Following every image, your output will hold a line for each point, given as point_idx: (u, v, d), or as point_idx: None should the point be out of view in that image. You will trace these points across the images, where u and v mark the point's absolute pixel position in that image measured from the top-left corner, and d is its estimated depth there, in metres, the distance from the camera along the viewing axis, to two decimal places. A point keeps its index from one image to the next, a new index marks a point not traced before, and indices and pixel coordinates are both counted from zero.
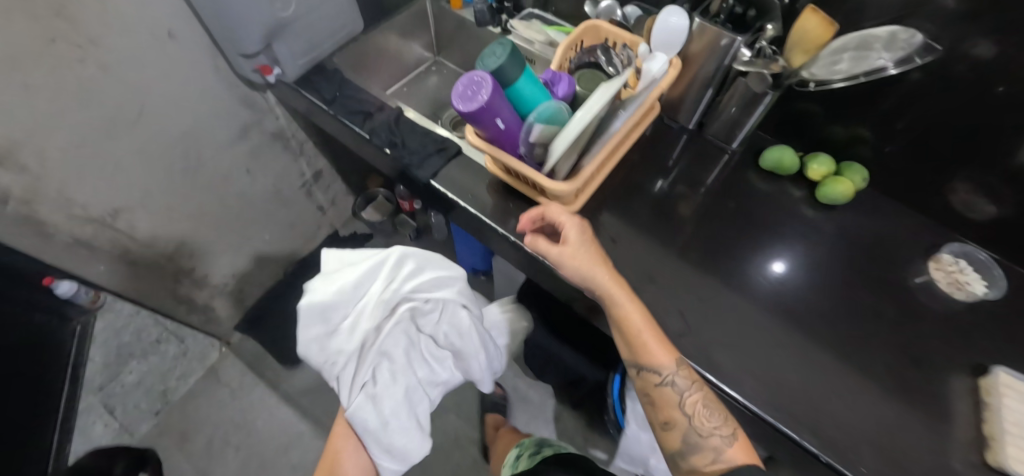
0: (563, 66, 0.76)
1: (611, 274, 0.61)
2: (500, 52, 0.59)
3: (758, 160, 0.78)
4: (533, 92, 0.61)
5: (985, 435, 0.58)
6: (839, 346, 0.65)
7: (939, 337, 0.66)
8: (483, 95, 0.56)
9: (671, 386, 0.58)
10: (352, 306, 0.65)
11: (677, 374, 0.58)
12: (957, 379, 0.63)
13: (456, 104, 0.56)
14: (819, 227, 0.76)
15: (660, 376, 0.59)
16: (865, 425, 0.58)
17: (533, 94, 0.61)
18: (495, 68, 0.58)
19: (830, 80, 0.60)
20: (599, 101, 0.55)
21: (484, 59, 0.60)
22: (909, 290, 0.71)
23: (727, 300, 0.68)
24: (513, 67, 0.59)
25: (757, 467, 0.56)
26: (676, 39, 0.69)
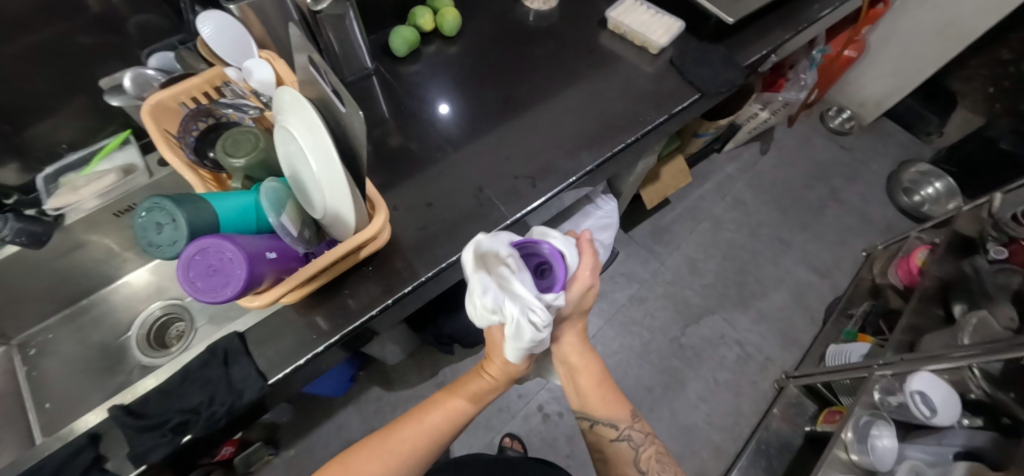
0: (192, 166, 0.57)
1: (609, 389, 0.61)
2: (159, 207, 0.41)
3: (397, 53, 0.81)
4: (234, 200, 0.47)
5: (642, 46, 0.88)
6: (568, 86, 0.84)
7: (577, 32, 0.91)
8: (231, 251, 0.40)
9: (626, 440, 0.61)
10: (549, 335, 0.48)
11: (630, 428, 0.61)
12: (606, 41, 0.90)
13: (221, 292, 0.39)
14: (471, 48, 0.87)
15: (614, 431, 0.61)
16: (626, 103, 0.82)
17: (238, 202, 0.47)
18: (191, 229, 0.41)
19: None
20: (305, 114, 0.45)
21: (145, 234, 0.41)
22: (540, 26, 0.91)
23: (516, 140, 0.77)
24: (193, 204, 0.42)
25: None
26: (243, 40, 0.59)
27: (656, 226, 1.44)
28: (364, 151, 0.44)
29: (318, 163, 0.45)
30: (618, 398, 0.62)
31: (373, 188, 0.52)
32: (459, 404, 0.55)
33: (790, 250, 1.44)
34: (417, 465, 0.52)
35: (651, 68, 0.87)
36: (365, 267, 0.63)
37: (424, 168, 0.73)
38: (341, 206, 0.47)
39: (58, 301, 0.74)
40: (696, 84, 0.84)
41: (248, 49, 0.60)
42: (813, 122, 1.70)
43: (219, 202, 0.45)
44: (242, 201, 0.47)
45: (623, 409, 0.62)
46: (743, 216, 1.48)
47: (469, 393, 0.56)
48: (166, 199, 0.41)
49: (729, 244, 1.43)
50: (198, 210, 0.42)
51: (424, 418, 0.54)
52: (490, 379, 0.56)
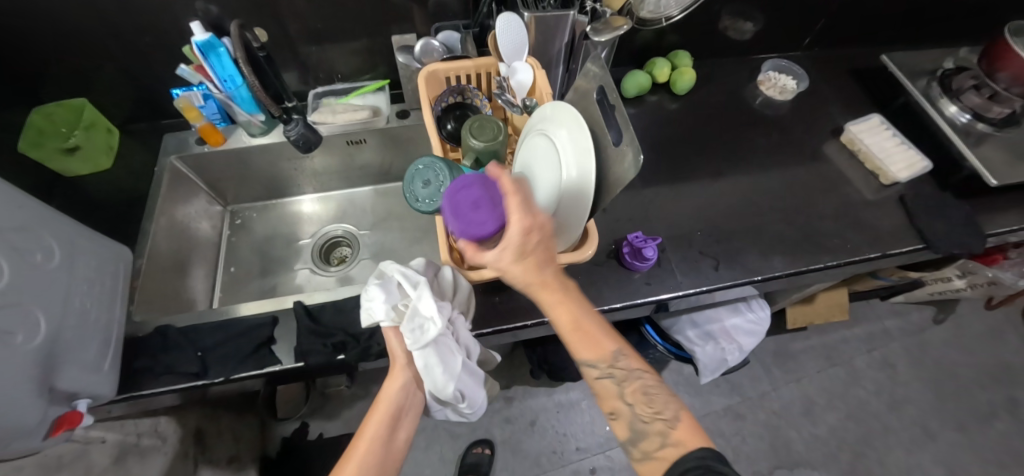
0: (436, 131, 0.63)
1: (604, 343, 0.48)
2: (436, 168, 0.46)
3: (625, 93, 0.84)
4: None
5: (873, 171, 0.82)
6: (779, 183, 0.80)
7: (804, 134, 0.86)
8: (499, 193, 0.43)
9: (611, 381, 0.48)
10: (435, 348, 0.51)
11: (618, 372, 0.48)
12: (833, 153, 0.84)
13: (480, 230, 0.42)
14: (691, 111, 0.87)
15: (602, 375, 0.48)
16: (836, 223, 0.76)
17: None
18: (449, 198, 0.46)
19: (672, 13, 0.73)
20: (575, 137, 0.48)
21: (413, 185, 0.47)
22: (768, 114, 0.88)
23: (709, 214, 0.75)
24: (459, 176, 0.47)
25: (711, 449, 0.44)
26: (522, 44, 0.64)
27: (780, 347, 1.32)
28: (616, 189, 0.46)
29: (568, 180, 0.48)
30: (603, 331, 0.48)
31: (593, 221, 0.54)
32: (380, 418, 0.52)
33: (931, 444, 1.23)
34: None
35: (874, 196, 0.80)
36: None
37: (613, 209, 0.74)
38: (569, 219, 0.49)
39: (274, 190, 0.88)
40: (924, 234, 0.75)
41: (522, 53, 0.65)
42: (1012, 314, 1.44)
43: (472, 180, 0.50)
44: None
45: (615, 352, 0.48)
46: (887, 381, 1.29)
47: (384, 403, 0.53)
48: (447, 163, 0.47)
49: (857, 403, 1.26)
50: (461, 183, 0.46)
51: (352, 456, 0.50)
52: (393, 383, 0.54)
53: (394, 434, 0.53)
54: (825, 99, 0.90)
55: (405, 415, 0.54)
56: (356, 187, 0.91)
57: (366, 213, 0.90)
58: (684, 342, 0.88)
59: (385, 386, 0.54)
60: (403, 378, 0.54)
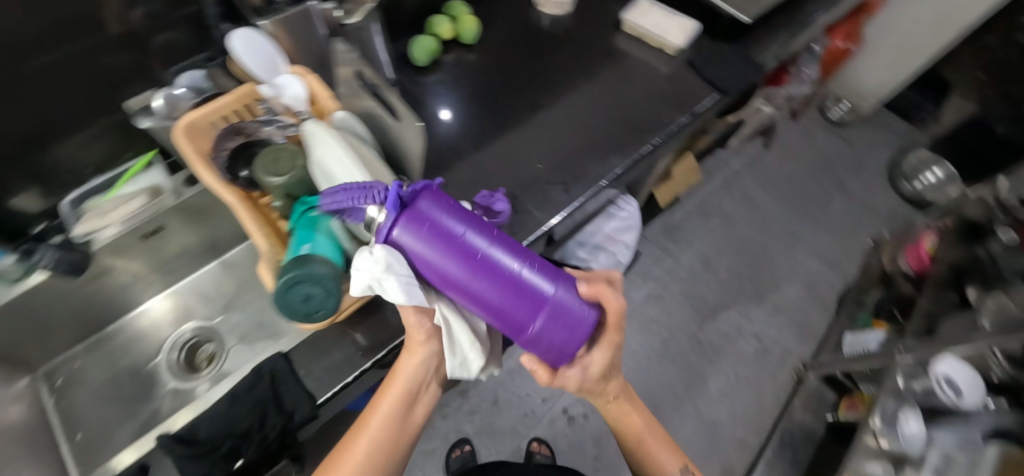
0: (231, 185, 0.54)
1: (671, 450, 0.57)
2: (295, 270, 0.44)
3: (418, 63, 0.81)
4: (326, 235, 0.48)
5: (659, 47, 0.89)
6: (590, 90, 0.84)
7: (594, 37, 0.91)
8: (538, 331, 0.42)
9: None
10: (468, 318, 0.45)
11: None
12: (623, 45, 0.90)
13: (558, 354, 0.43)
14: (490, 55, 0.87)
15: None
16: (648, 105, 0.83)
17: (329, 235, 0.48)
18: (327, 278, 0.45)
19: None
20: (356, 143, 0.48)
21: (285, 294, 0.44)
22: (558, 31, 0.91)
23: (543, 145, 0.77)
24: (316, 258, 0.45)
25: None
26: (274, 57, 0.58)
27: (666, 224, 1.46)
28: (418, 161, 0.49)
29: (375, 184, 0.47)
30: (666, 454, 0.57)
31: None
32: (394, 399, 0.49)
33: (798, 243, 1.48)
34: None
35: (668, 69, 0.87)
36: None
37: (456, 178, 0.72)
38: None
39: (88, 326, 0.73)
40: (717, 84, 0.84)
41: (279, 66, 0.58)
42: (812, 114, 1.73)
43: (323, 242, 0.46)
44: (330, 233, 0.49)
45: (675, 462, 0.57)
46: (751, 212, 1.50)
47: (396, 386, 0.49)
48: (293, 264, 0.44)
49: (739, 239, 1.46)
50: (325, 259, 0.45)
51: (366, 434, 0.49)
52: (407, 362, 0.49)
53: (411, 411, 0.52)
54: None
55: (420, 393, 0.51)
56: (188, 277, 0.80)
57: (215, 298, 0.80)
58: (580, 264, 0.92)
59: (403, 359, 0.49)
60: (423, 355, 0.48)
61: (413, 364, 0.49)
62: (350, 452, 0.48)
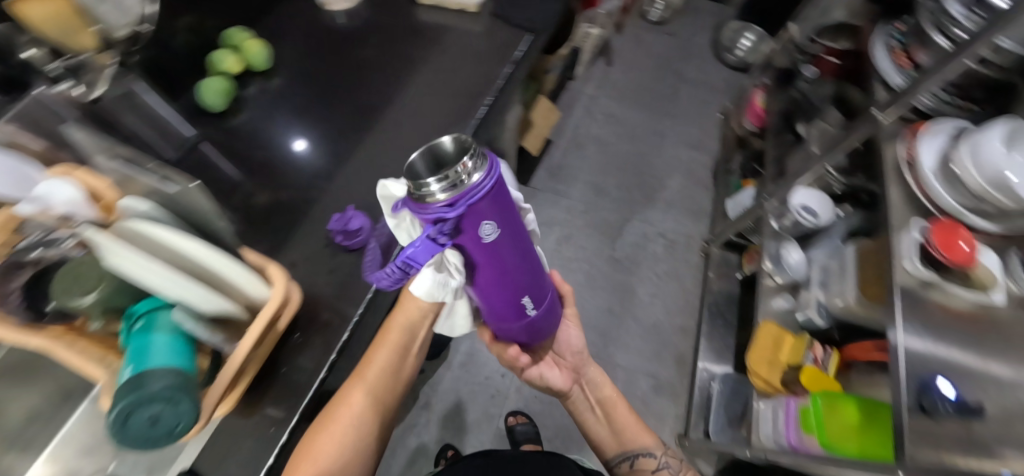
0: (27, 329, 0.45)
1: (644, 428, 0.78)
2: (138, 394, 0.38)
3: (217, 108, 0.73)
4: (162, 343, 0.43)
5: (460, 8, 0.88)
6: (411, 73, 0.82)
7: (395, 18, 0.88)
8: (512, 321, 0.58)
9: (662, 465, 0.75)
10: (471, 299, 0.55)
11: (664, 454, 0.76)
12: (426, 17, 0.88)
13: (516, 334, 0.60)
14: (296, 74, 0.81)
15: (652, 458, 0.75)
16: (471, 68, 0.82)
17: (164, 342, 0.43)
18: (180, 390, 0.40)
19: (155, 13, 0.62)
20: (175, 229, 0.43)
21: (128, 425, 0.38)
22: (357, 24, 0.87)
23: (385, 145, 0.74)
24: (158, 373, 0.40)
25: None
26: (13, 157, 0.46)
27: (549, 168, 1.50)
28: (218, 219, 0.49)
29: (214, 262, 0.45)
30: (645, 429, 0.78)
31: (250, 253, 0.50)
32: (382, 358, 0.59)
33: (665, 139, 1.61)
34: (372, 422, 0.58)
35: (477, 26, 0.87)
36: (289, 337, 0.58)
37: (307, 212, 0.68)
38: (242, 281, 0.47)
39: None
40: (526, 26, 0.86)
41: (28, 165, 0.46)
42: (635, 22, 1.85)
43: (163, 343, 0.43)
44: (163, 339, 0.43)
45: (651, 439, 0.77)
46: (616, 129, 1.59)
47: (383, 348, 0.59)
48: (131, 383, 0.39)
49: (616, 156, 1.55)
50: (169, 372, 0.40)
51: (362, 385, 0.58)
52: (395, 325, 0.58)
53: (403, 362, 0.62)
54: None
55: (402, 356, 0.61)
56: None
57: None
58: None
59: (394, 317, 0.58)
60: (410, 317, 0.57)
61: (400, 329, 0.58)
62: (350, 403, 0.56)
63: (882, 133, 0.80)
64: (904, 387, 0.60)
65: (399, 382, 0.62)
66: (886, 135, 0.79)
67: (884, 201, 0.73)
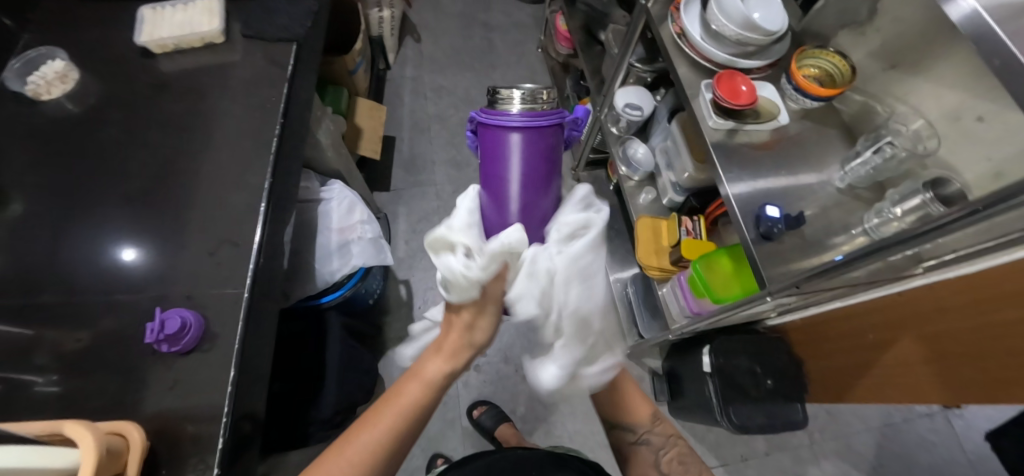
0: None
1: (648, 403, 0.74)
2: None
3: None
4: None
5: (207, 44, 0.78)
6: (178, 132, 0.72)
7: (134, 80, 0.75)
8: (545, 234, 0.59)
9: (642, 444, 0.70)
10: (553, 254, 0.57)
11: (647, 435, 0.71)
12: (173, 65, 0.77)
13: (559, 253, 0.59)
14: (35, 190, 0.66)
15: (636, 437, 0.71)
16: (247, 103, 0.74)
17: None
18: None
19: None
20: None
21: None
22: (89, 104, 0.73)
23: (183, 222, 0.65)
24: None
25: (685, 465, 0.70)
26: None
27: (402, 163, 1.45)
28: None
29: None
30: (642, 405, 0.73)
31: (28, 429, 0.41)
32: (413, 399, 0.56)
33: None
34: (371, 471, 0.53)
35: (234, 55, 0.78)
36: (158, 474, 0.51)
37: (117, 334, 0.58)
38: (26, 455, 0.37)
39: None
40: (286, 37, 0.78)
41: None
42: None
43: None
44: None
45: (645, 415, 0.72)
46: (450, 99, 1.57)
47: (417, 387, 0.57)
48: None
49: (460, 126, 1.53)
50: None
51: (376, 425, 0.55)
52: (434, 366, 0.57)
53: (429, 410, 0.58)
54: (103, 44, 0.78)
55: (435, 398, 0.59)
56: None
57: None
58: (344, 273, 0.86)
59: (429, 361, 0.57)
60: (453, 358, 0.57)
61: (440, 369, 0.57)
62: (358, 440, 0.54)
63: (652, 17, 0.86)
64: (744, 224, 0.67)
65: (415, 431, 0.58)
66: (657, 19, 0.85)
67: (675, 75, 0.79)
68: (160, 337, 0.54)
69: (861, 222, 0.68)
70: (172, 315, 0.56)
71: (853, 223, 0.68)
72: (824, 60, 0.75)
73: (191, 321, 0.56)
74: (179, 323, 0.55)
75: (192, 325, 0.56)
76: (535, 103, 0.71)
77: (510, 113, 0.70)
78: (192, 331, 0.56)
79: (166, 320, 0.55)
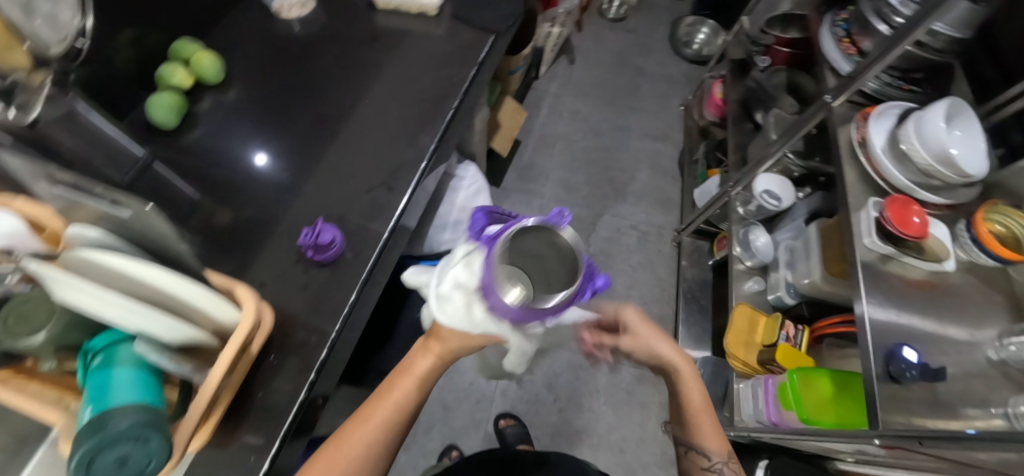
0: None
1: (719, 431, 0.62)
2: (118, 447, 0.35)
3: (167, 122, 0.69)
4: (127, 389, 0.40)
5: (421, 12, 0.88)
6: (371, 78, 0.81)
7: (352, 23, 0.86)
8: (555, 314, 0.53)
9: (716, 471, 0.62)
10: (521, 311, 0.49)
11: (723, 462, 0.62)
12: (387, 20, 0.87)
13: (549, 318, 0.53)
14: (247, 86, 0.77)
15: (706, 460, 0.62)
16: (435, 71, 0.82)
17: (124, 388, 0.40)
18: (163, 444, 0.37)
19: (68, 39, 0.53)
20: (127, 261, 0.39)
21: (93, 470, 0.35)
22: (312, 31, 0.85)
23: (350, 153, 0.73)
24: (127, 411, 0.36)
25: None
26: None
27: (519, 169, 1.50)
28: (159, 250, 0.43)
29: (176, 291, 0.42)
30: (716, 436, 0.62)
31: (213, 276, 0.48)
32: (404, 395, 0.51)
33: (631, 133, 1.63)
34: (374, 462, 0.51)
35: (439, 28, 0.87)
36: (265, 359, 0.56)
37: (273, 227, 0.65)
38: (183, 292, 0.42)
39: None
40: (488, 27, 0.86)
41: None
42: (594, 19, 1.89)
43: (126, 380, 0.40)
44: (119, 392, 0.40)
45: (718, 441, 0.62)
46: (582, 125, 1.62)
47: (408, 382, 0.51)
48: (90, 427, 0.35)
49: (583, 152, 1.57)
50: (138, 406, 0.37)
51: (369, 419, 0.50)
52: (419, 363, 0.51)
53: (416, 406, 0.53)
54: None
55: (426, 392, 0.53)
56: None
57: None
58: (450, 247, 0.91)
59: (416, 359, 0.51)
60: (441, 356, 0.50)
61: (431, 365, 0.50)
62: (355, 437, 0.50)
63: (831, 116, 0.84)
64: (872, 357, 0.63)
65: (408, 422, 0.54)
66: (839, 118, 0.83)
67: (841, 181, 0.76)
68: (309, 246, 0.61)
69: (1005, 403, 0.60)
70: (325, 230, 0.62)
71: (995, 401, 0.61)
72: (1011, 219, 0.69)
73: (337, 242, 0.62)
74: (328, 239, 0.61)
75: (337, 246, 0.62)
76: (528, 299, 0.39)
77: (504, 287, 0.41)
78: (336, 252, 0.62)
79: (320, 234, 0.62)
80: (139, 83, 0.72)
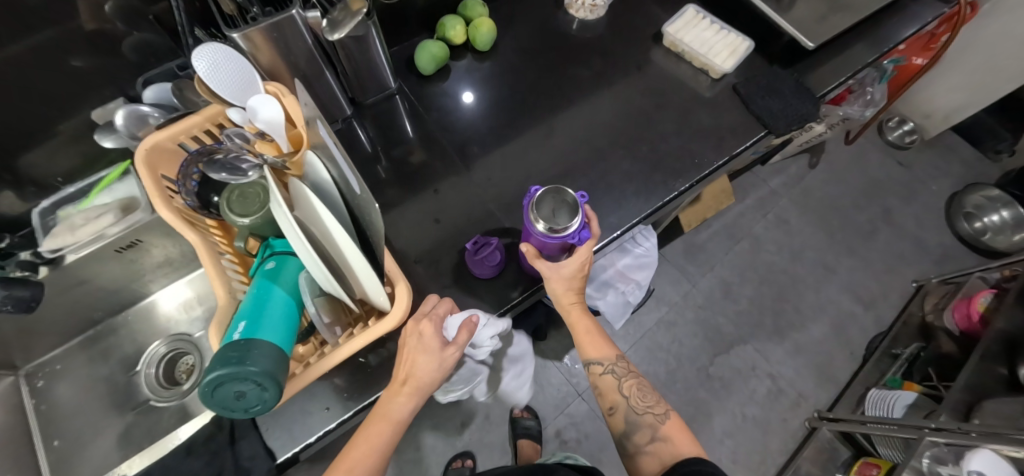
0: (170, 207, 0.48)
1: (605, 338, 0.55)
2: (242, 385, 0.37)
3: (425, 67, 0.73)
4: (273, 323, 0.42)
5: (701, 68, 0.79)
6: (613, 113, 0.76)
7: (627, 49, 0.81)
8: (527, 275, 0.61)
9: (609, 373, 0.55)
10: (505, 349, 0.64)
11: (615, 364, 0.55)
12: (662, 63, 0.81)
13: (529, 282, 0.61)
14: (504, 65, 0.78)
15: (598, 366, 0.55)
16: (680, 138, 0.74)
17: (271, 323, 0.41)
18: (269, 400, 0.39)
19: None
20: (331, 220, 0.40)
21: (213, 391, 0.37)
22: (587, 39, 0.82)
23: (554, 176, 0.70)
24: (264, 356, 0.38)
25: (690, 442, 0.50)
26: (242, 94, 0.51)
27: (688, 244, 1.36)
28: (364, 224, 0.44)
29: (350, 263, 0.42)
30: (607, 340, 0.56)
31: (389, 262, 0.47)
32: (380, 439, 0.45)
33: (832, 277, 1.37)
34: None
35: (708, 94, 0.78)
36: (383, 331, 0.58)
37: (453, 210, 0.66)
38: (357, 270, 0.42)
39: (81, 324, 0.72)
40: (763, 119, 0.74)
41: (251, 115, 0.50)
42: (869, 133, 1.57)
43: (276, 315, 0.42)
44: (266, 324, 0.41)
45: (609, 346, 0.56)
46: (784, 238, 1.40)
47: (383, 429, 0.45)
48: (236, 352, 0.37)
49: (766, 266, 1.36)
50: (272, 356, 0.38)
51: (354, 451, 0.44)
52: (401, 400, 0.46)
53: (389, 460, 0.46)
54: (636, 6, 0.85)
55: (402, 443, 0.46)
56: (182, 281, 0.77)
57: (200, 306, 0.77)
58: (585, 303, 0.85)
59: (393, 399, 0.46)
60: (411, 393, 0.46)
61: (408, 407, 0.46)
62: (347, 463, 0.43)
63: None
64: None
65: None
66: None
67: None
68: (472, 253, 0.61)
69: None
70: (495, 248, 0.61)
71: None
72: None
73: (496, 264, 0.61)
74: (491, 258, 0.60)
75: (495, 269, 0.61)
76: (551, 221, 0.49)
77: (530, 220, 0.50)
78: (490, 273, 0.61)
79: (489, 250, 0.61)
80: (423, 21, 0.77)
